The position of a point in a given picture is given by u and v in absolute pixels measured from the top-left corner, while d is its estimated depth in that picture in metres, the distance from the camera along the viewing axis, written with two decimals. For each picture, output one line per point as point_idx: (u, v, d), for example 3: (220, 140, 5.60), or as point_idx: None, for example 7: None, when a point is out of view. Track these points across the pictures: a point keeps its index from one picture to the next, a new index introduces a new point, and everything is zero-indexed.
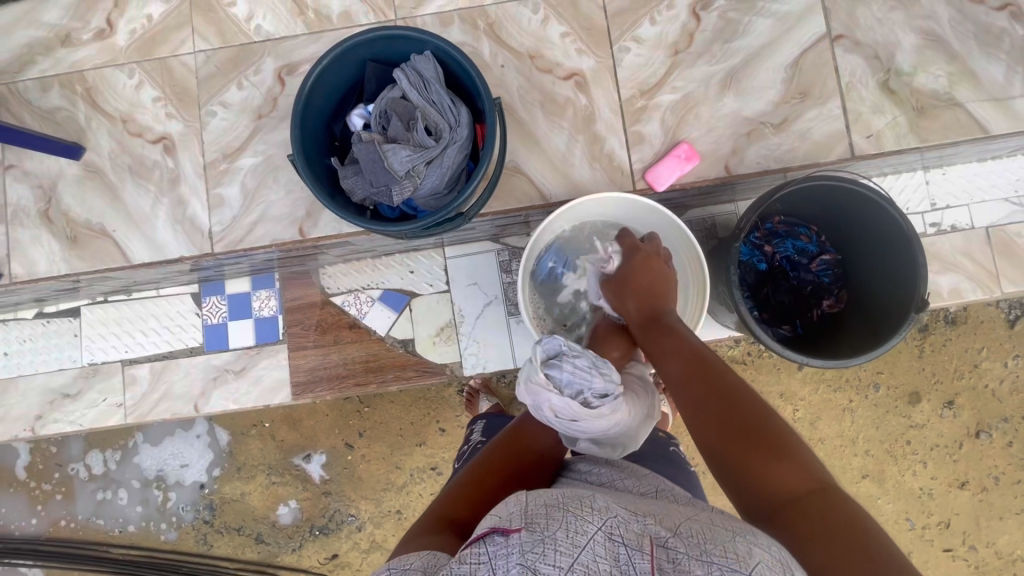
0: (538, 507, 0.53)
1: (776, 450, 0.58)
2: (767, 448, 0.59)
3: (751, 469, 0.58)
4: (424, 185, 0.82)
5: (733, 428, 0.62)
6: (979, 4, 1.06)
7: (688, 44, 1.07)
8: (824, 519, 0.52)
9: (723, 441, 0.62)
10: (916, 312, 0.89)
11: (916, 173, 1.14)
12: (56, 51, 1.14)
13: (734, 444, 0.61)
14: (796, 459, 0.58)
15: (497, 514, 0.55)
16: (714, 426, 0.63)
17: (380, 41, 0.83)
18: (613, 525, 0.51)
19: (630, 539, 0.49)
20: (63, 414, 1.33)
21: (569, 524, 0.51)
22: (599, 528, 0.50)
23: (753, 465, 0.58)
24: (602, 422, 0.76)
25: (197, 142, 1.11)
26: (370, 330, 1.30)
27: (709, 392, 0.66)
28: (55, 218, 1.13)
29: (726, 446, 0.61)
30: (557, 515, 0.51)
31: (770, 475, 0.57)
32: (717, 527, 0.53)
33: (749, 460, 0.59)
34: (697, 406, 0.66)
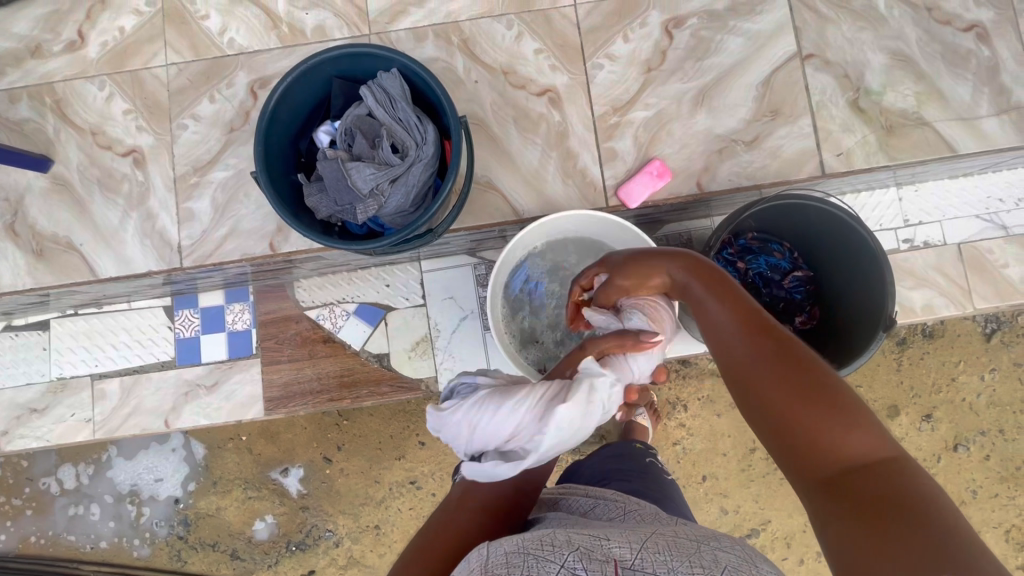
0: (497, 560, 0.51)
1: (845, 412, 0.49)
2: (829, 409, 0.49)
3: (811, 437, 0.49)
4: (389, 203, 0.81)
5: (790, 384, 0.51)
6: (946, 24, 1.07)
7: (660, 61, 1.08)
8: (889, 492, 0.44)
9: (776, 402, 0.52)
10: (884, 331, 0.89)
11: (890, 189, 1.12)
12: (26, 62, 1.13)
13: (790, 405, 0.51)
14: (865, 424, 0.48)
15: None
16: (767, 384, 0.53)
17: (347, 58, 0.82)
18: (574, 557, 0.50)
19: (592, 567, 0.48)
20: (32, 429, 1.30)
21: (529, 568, 0.49)
22: (561, 566, 0.49)
23: (812, 434, 0.49)
24: (456, 421, 0.72)
25: (168, 155, 1.10)
26: (345, 344, 1.29)
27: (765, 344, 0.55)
28: (23, 231, 1.11)
29: (784, 404, 0.51)
30: (515, 563, 0.50)
31: (835, 444, 0.48)
32: (679, 543, 0.52)
33: (805, 424, 0.50)
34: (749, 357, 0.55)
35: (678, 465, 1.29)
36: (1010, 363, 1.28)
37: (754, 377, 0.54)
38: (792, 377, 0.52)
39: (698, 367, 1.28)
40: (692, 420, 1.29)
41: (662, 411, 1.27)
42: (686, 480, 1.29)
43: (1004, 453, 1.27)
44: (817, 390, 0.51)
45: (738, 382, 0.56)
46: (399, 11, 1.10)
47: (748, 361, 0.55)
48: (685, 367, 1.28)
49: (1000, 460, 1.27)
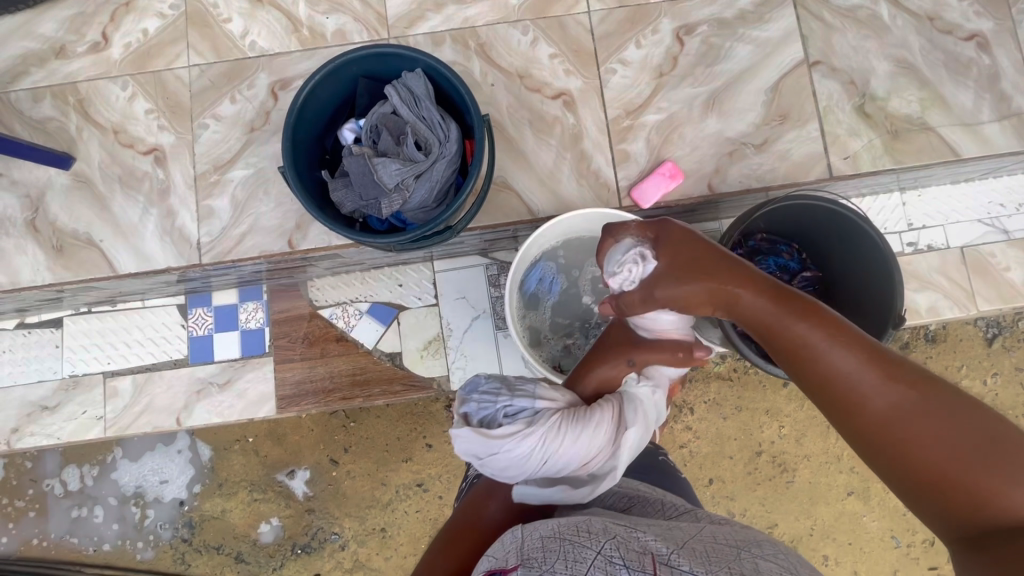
0: (534, 544, 0.52)
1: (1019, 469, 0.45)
2: (994, 460, 0.46)
3: (980, 495, 0.46)
4: (413, 199, 0.83)
5: (949, 442, 0.47)
6: (948, 34, 1.11)
7: (672, 67, 1.11)
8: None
9: (935, 458, 0.48)
10: (893, 328, 0.92)
11: (893, 195, 1.17)
12: (50, 62, 1.15)
13: (953, 464, 0.47)
14: None
15: (493, 555, 0.54)
16: (920, 440, 0.48)
17: (373, 58, 0.85)
18: (612, 546, 0.50)
19: (631, 560, 0.47)
20: (42, 427, 1.30)
21: (566, 554, 0.49)
22: (597, 553, 0.49)
23: (981, 488, 0.46)
24: (522, 449, 0.68)
25: (188, 154, 1.12)
26: (357, 342, 1.30)
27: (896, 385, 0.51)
28: (43, 228, 1.12)
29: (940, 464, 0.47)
30: (552, 547, 0.50)
31: (1005, 503, 0.45)
32: (721, 545, 0.51)
33: (968, 482, 0.46)
34: (888, 405, 0.51)
35: (685, 468, 1.29)
36: (1012, 368, 1.30)
37: (900, 425, 0.50)
38: (953, 432, 0.47)
39: (705, 370, 1.30)
40: (698, 424, 1.30)
41: (668, 413, 1.28)
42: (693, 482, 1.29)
43: None
44: (987, 444, 0.46)
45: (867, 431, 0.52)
46: (417, 16, 1.13)
47: (889, 408, 0.50)
48: (692, 371, 1.30)
49: None
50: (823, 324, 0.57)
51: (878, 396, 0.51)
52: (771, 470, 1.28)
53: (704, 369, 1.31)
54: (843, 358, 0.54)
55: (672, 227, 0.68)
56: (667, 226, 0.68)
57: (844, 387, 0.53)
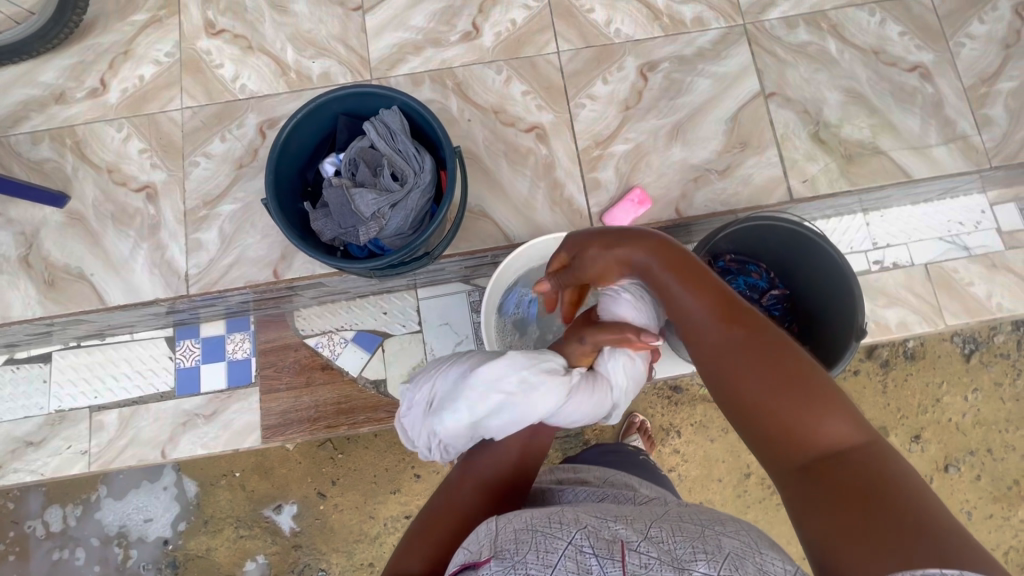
0: (507, 535, 0.54)
1: (820, 403, 0.50)
2: (807, 398, 0.51)
3: (791, 426, 0.50)
4: (389, 226, 0.87)
5: (770, 371, 0.53)
6: (893, 65, 1.19)
7: (637, 100, 1.18)
8: (877, 486, 0.44)
9: (758, 398, 0.52)
10: (857, 340, 0.95)
11: (858, 215, 1.21)
12: (49, 107, 1.21)
13: (770, 398, 0.52)
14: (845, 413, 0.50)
15: (469, 548, 0.55)
16: (751, 381, 0.53)
17: (353, 97, 0.91)
18: (582, 535, 0.52)
19: (600, 548, 0.50)
20: (26, 462, 1.30)
21: (538, 545, 0.51)
22: (569, 542, 0.51)
23: (792, 422, 0.50)
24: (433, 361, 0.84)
25: (179, 190, 1.17)
26: (343, 371, 1.32)
27: (737, 327, 0.57)
28: (36, 263, 1.16)
29: (760, 393, 0.52)
30: (525, 538, 0.52)
31: (812, 433, 0.50)
32: (686, 524, 0.55)
33: (781, 414, 0.51)
34: (719, 342, 0.57)
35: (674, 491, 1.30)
36: (991, 384, 1.32)
37: (736, 365, 0.55)
38: (769, 371, 0.52)
39: (689, 392, 1.32)
40: (685, 447, 1.31)
41: (654, 436, 1.29)
42: None
43: (993, 473, 1.30)
44: (798, 385, 0.51)
45: (706, 360, 0.58)
46: (398, 59, 1.21)
47: (728, 350, 0.56)
48: (676, 393, 1.32)
49: (989, 479, 1.30)
50: (687, 280, 0.62)
51: (713, 333, 0.58)
52: (760, 492, 1.29)
53: (687, 391, 1.33)
54: (695, 310, 0.60)
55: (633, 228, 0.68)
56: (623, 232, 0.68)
57: (693, 332, 0.60)
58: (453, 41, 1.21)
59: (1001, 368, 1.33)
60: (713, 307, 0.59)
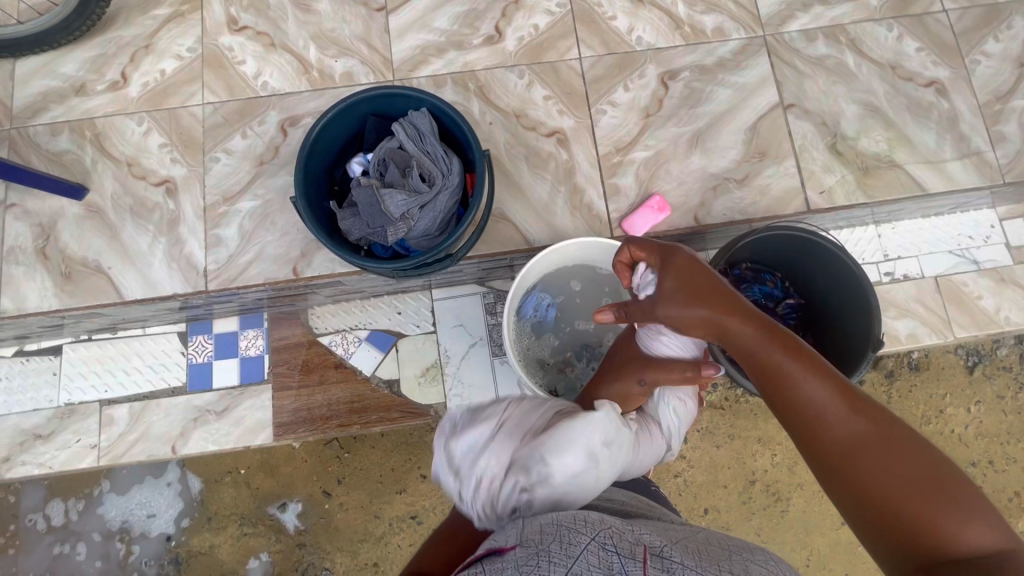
0: (533, 527, 0.56)
1: (963, 505, 0.47)
2: (945, 499, 0.48)
3: (930, 524, 0.47)
4: (417, 227, 0.88)
5: (908, 473, 0.49)
6: (909, 80, 1.21)
7: (657, 107, 1.19)
8: None
9: (897, 501, 0.49)
10: (873, 350, 0.96)
11: (868, 227, 1.24)
12: (69, 99, 1.21)
13: (904, 495, 0.49)
14: (989, 524, 0.46)
15: (496, 537, 0.58)
16: (880, 471, 0.50)
17: (382, 97, 0.91)
18: (605, 535, 0.55)
19: (622, 548, 0.52)
20: (34, 455, 1.30)
21: (563, 536, 0.54)
22: (593, 538, 0.54)
23: (931, 520, 0.47)
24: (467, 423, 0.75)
25: (199, 185, 1.17)
26: (356, 370, 1.32)
27: (866, 422, 0.53)
28: (52, 255, 1.15)
29: (899, 493, 0.49)
30: (550, 529, 0.55)
31: (955, 536, 0.46)
32: (712, 544, 0.56)
33: (919, 512, 0.48)
34: (846, 435, 0.53)
35: (680, 498, 1.31)
36: (993, 396, 1.34)
37: (863, 458, 0.51)
38: (903, 464, 0.50)
39: (698, 400, 1.33)
40: (691, 452, 1.32)
41: None
42: (689, 512, 1.30)
43: (994, 484, 1.31)
44: (940, 486, 0.48)
45: (822, 455, 0.54)
46: (421, 60, 1.21)
47: (851, 439, 0.52)
48: None
49: (991, 490, 1.31)
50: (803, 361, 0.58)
51: (833, 423, 0.54)
52: (765, 499, 1.30)
53: (696, 398, 1.34)
54: (811, 391, 0.56)
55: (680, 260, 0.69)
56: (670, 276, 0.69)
57: (809, 418, 0.56)
58: (476, 44, 1.22)
59: (1004, 381, 1.35)
60: (835, 397, 0.55)
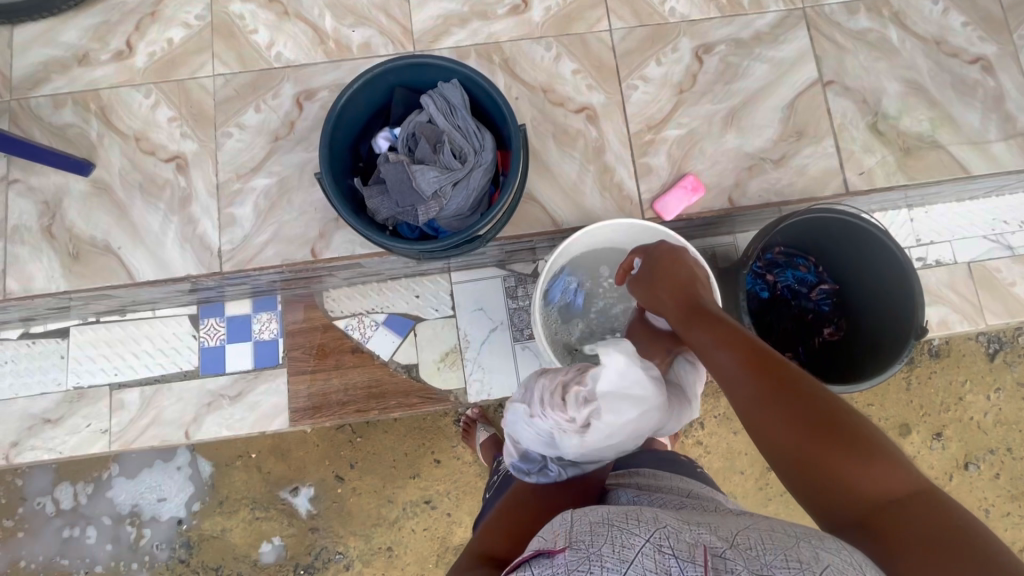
0: (582, 527, 0.54)
1: (862, 451, 0.49)
2: (842, 447, 0.50)
3: (838, 474, 0.50)
4: (449, 206, 0.83)
5: (805, 425, 0.52)
6: (954, 57, 1.16)
7: (691, 83, 1.14)
8: (940, 541, 0.43)
9: (798, 453, 0.52)
10: (915, 340, 0.94)
11: (901, 211, 1.23)
12: (71, 69, 1.15)
13: (814, 450, 0.51)
14: (886, 466, 0.49)
15: (545, 536, 0.57)
16: (789, 430, 0.53)
17: (411, 69, 0.86)
18: (662, 536, 0.51)
19: (679, 549, 0.48)
20: (42, 439, 1.26)
21: (614, 540, 0.51)
22: (647, 540, 0.50)
23: (831, 469, 0.50)
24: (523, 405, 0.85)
25: (211, 162, 1.12)
26: (373, 353, 1.29)
27: (766, 381, 0.56)
28: (59, 234, 1.10)
29: (799, 447, 0.52)
30: (600, 531, 0.52)
31: (860, 484, 0.49)
32: (784, 532, 0.50)
33: (819, 463, 0.51)
34: (751, 398, 0.56)
35: None
36: (1014, 383, 1.32)
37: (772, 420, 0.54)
38: (801, 416, 0.53)
39: (717, 385, 1.31)
40: (709, 438, 1.30)
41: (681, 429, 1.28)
42: None
43: (1013, 472, 1.30)
44: (844, 436, 0.51)
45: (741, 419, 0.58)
46: (443, 31, 1.15)
47: (754, 403, 0.56)
48: (706, 387, 1.31)
49: (1009, 478, 1.30)
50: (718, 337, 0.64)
51: (739, 386, 0.58)
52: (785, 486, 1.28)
53: (716, 384, 1.31)
54: (725, 364, 0.61)
55: (665, 257, 0.80)
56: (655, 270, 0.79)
57: (728, 386, 0.60)
58: (502, 14, 1.16)
59: None
60: (740, 363, 0.59)
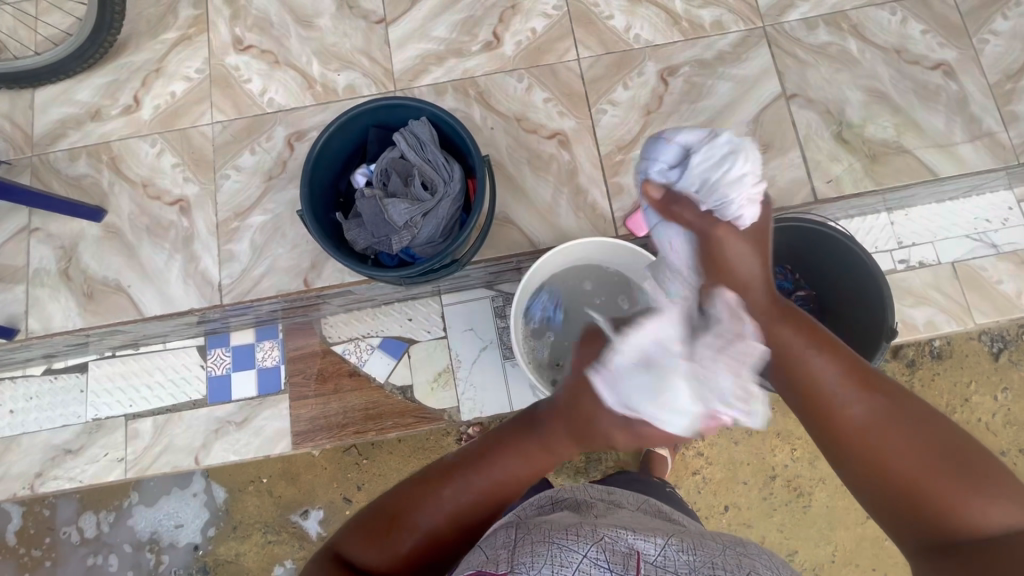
0: (524, 549, 0.55)
1: (965, 479, 0.53)
2: (949, 474, 0.53)
3: (955, 500, 0.52)
4: (421, 234, 0.89)
5: (916, 444, 0.55)
6: (915, 64, 1.19)
7: (658, 105, 1.19)
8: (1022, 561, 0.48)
9: (887, 456, 0.56)
10: (887, 340, 0.96)
11: (879, 214, 1.17)
12: (85, 124, 1.25)
13: (910, 464, 0.55)
14: (993, 495, 0.52)
15: (484, 553, 0.57)
16: (901, 453, 0.55)
17: (383, 110, 0.93)
18: (597, 549, 0.53)
19: (615, 562, 0.52)
20: (64, 470, 1.30)
21: (553, 558, 0.53)
22: (585, 556, 0.52)
23: (923, 491, 0.54)
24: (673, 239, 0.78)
25: (211, 203, 1.22)
26: (370, 377, 1.31)
27: (878, 398, 0.58)
28: (75, 275, 1.23)
29: (900, 461, 0.55)
30: (540, 552, 0.54)
31: (964, 515, 0.52)
32: (707, 542, 0.57)
33: (906, 471, 0.55)
34: (860, 411, 0.58)
35: (699, 496, 1.29)
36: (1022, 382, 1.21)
37: (887, 443, 0.56)
38: (909, 426, 0.56)
39: None
40: (710, 451, 1.30)
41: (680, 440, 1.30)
42: (708, 510, 1.29)
43: None
44: (961, 462, 0.54)
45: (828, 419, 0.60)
46: (421, 69, 1.23)
47: (865, 415, 0.58)
48: None
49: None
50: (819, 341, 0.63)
51: (849, 399, 0.59)
52: (787, 496, 1.28)
53: None
54: (828, 371, 0.61)
55: (720, 230, 0.71)
56: (714, 226, 0.71)
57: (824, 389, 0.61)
58: (475, 51, 1.23)
59: None
60: (847, 373, 0.60)
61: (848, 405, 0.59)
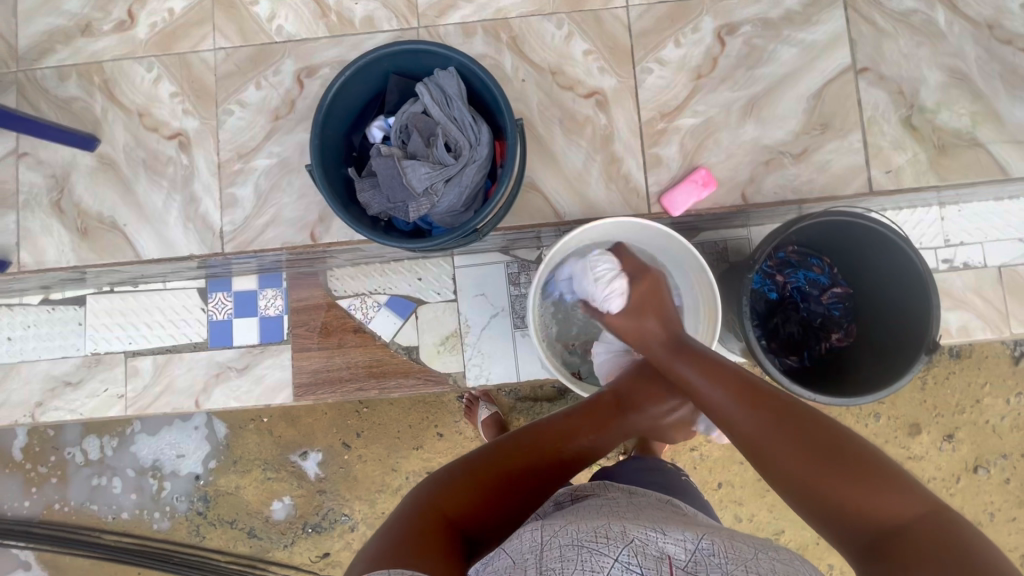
0: (552, 555, 0.51)
1: (862, 474, 0.51)
2: (846, 471, 0.52)
3: (851, 500, 0.51)
4: (441, 203, 0.81)
5: (806, 446, 0.55)
6: (1006, 43, 1.05)
7: (711, 68, 1.06)
8: (932, 551, 0.44)
9: (784, 462, 0.56)
10: (926, 354, 0.89)
11: (931, 208, 1.08)
12: (74, 40, 1.13)
13: (805, 466, 0.54)
14: (896, 490, 0.49)
15: (511, 558, 0.52)
16: (790, 455, 0.56)
17: (406, 54, 0.83)
18: (628, 554, 0.49)
19: (647, 567, 0.47)
20: (65, 402, 1.23)
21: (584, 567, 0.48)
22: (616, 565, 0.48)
23: (829, 492, 0.52)
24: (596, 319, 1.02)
25: (212, 140, 1.13)
26: (375, 335, 1.23)
27: (760, 409, 0.61)
28: (67, 209, 1.16)
29: (797, 467, 0.55)
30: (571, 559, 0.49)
31: (874, 510, 0.49)
32: (738, 542, 0.52)
33: (809, 475, 0.54)
34: (747, 425, 0.61)
35: (693, 471, 1.27)
36: None
37: (774, 450, 0.57)
38: (793, 429, 0.57)
39: None
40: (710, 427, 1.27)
41: None
42: (702, 486, 1.27)
43: None
44: (843, 456, 0.53)
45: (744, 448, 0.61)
46: (449, 5, 1.09)
47: (752, 429, 0.60)
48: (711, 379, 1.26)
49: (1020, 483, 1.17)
50: (707, 372, 0.70)
51: (738, 415, 0.63)
52: None
53: None
54: (721, 396, 0.66)
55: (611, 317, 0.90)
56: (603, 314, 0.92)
57: (721, 413, 0.65)
58: None
59: None
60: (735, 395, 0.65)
61: (742, 424, 0.62)
